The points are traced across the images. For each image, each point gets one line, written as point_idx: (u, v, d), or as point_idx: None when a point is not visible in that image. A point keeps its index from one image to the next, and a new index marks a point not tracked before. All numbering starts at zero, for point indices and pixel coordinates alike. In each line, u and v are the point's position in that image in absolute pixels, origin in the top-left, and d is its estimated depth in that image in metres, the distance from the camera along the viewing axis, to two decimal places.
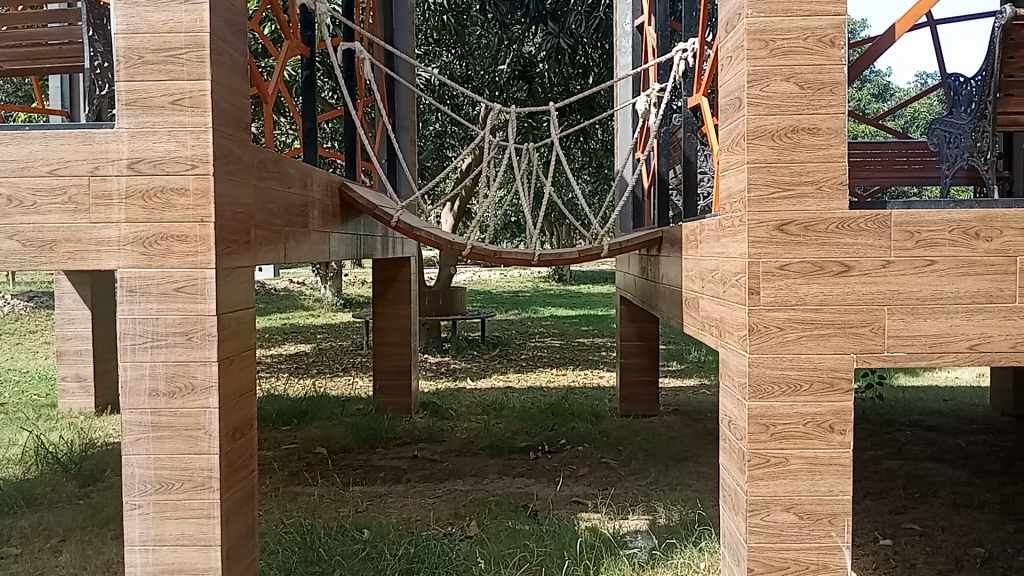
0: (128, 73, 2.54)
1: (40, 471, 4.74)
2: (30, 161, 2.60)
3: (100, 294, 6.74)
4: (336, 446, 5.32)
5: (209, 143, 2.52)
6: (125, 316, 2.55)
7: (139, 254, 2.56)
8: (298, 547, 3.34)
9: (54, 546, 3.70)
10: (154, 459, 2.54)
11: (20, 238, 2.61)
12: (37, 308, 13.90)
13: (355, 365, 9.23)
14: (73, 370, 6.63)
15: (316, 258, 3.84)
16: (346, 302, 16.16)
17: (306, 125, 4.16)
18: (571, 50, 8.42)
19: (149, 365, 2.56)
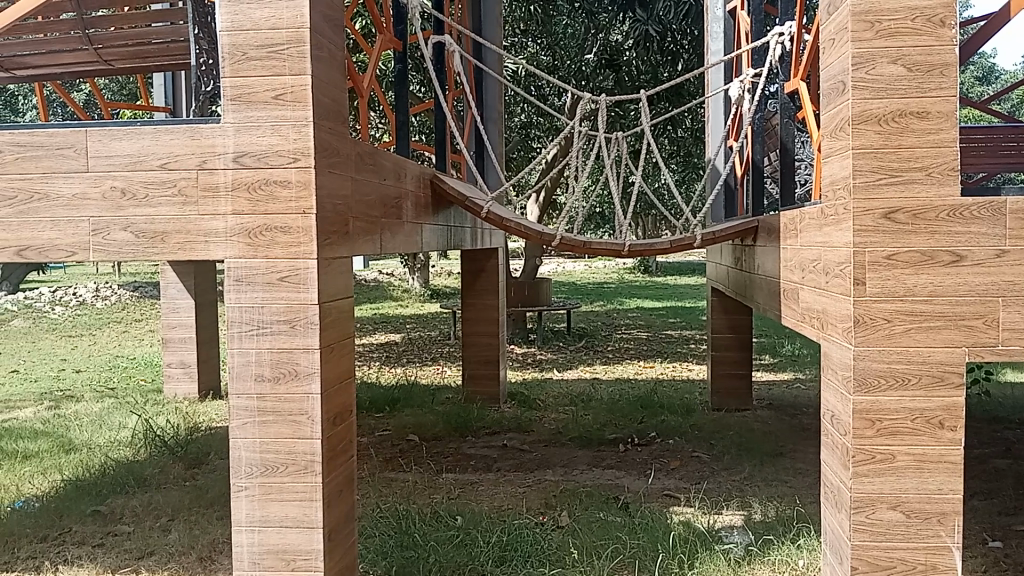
0: (233, 69, 2.62)
1: (148, 452, 4.96)
2: (142, 155, 2.71)
3: (203, 285, 6.99)
4: (428, 434, 5.40)
5: (311, 137, 2.59)
6: (232, 304, 2.65)
7: (245, 245, 2.64)
8: (394, 531, 3.41)
9: (163, 524, 3.88)
10: (259, 442, 2.63)
11: (134, 230, 2.72)
12: (142, 298, 14.54)
13: (444, 355, 9.35)
14: (177, 357, 6.93)
15: (409, 249, 3.89)
16: (434, 292, 16.38)
17: (398, 118, 4.22)
18: (660, 37, 8.29)
19: (255, 352, 2.64)
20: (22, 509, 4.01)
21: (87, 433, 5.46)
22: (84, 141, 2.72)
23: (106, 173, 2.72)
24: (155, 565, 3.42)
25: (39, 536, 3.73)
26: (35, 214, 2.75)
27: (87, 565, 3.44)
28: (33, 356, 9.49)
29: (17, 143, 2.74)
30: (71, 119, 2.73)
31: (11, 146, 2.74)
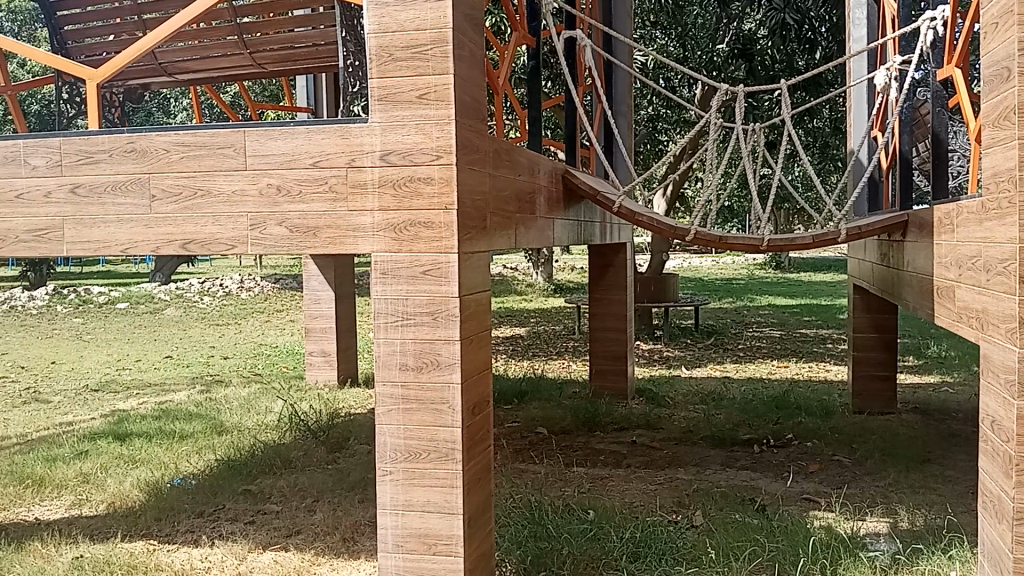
0: (380, 70, 2.72)
1: (293, 436, 5.22)
2: (295, 154, 2.85)
3: (342, 277, 7.28)
4: (557, 427, 5.44)
5: (453, 134, 2.66)
6: (379, 296, 2.76)
7: (391, 239, 2.75)
8: (528, 521, 3.46)
9: (308, 505, 4.08)
10: (403, 429, 2.75)
11: (288, 225, 2.88)
12: (282, 289, 15.25)
13: (570, 349, 9.38)
14: (319, 346, 7.25)
15: (542, 243, 3.93)
16: (557, 287, 16.45)
17: (531, 114, 4.25)
18: (798, 25, 7.80)
19: (399, 342, 2.75)
20: (181, 485, 4.32)
21: (237, 416, 5.80)
22: (243, 141, 2.89)
23: (263, 171, 2.88)
24: (303, 543, 3.60)
25: (197, 511, 4.00)
26: (199, 209, 2.95)
27: (241, 540, 3.66)
28: (186, 342, 10.14)
29: (184, 143, 2.94)
30: (231, 121, 2.90)
31: (178, 146, 2.95)
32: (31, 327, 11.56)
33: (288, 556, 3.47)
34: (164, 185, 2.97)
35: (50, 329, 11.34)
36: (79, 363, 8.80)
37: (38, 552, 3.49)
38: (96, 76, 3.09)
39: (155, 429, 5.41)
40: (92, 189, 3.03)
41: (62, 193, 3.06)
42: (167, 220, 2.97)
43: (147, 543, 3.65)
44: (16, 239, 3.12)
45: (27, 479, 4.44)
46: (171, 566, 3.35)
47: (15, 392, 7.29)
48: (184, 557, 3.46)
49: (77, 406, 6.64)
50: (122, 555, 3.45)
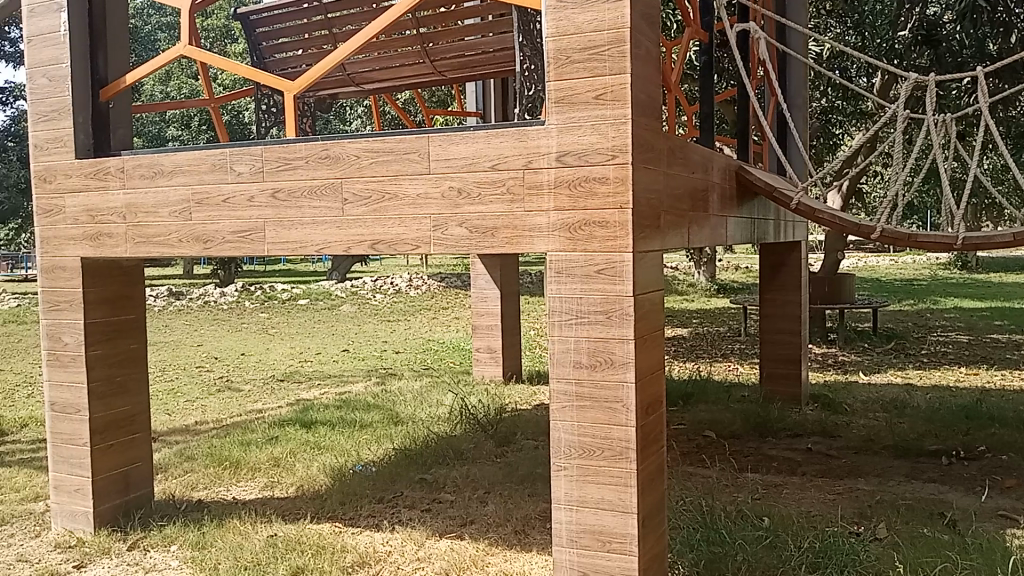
0: (557, 72, 2.78)
1: (464, 429, 5.39)
2: (475, 157, 2.95)
3: (508, 276, 7.43)
4: (726, 431, 5.33)
5: (629, 133, 2.67)
6: (553, 295, 2.82)
7: (566, 239, 2.80)
8: (700, 525, 3.43)
9: (480, 496, 4.21)
10: (577, 426, 2.80)
11: (468, 225, 2.98)
12: (448, 287, 15.75)
13: (737, 351, 9.14)
14: (485, 342, 7.45)
15: (716, 242, 3.87)
16: (720, 287, 16.06)
17: (704, 111, 4.18)
18: (990, 9, 6.95)
19: (574, 340, 2.80)
20: (362, 472, 4.57)
21: (411, 408, 6.05)
22: (427, 146, 3.02)
23: (445, 174, 3.00)
24: (478, 533, 3.73)
25: (377, 497, 4.21)
26: (385, 211, 3.11)
27: (418, 527, 3.83)
28: (360, 337, 10.68)
29: (372, 149, 3.12)
30: (415, 126, 3.04)
31: (367, 152, 3.13)
32: (224, 321, 12.53)
33: (463, 544, 3.59)
34: (354, 189, 3.16)
35: (240, 323, 12.26)
36: (266, 355, 9.47)
37: (238, 529, 3.79)
38: (292, 88, 3.31)
39: (337, 419, 5.74)
40: (290, 194, 3.27)
41: (264, 197, 3.32)
42: (357, 221, 3.16)
43: (332, 525, 3.88)
44: (225, 240, 3.41)
45: (225, 461, 4.83)
46: (356, 548, 3.55)
47: (212, 380, 7.94)
48: (368, 541, 3.66)
49: (265, 395, 7.15)
50: (312, 535, 3.69)
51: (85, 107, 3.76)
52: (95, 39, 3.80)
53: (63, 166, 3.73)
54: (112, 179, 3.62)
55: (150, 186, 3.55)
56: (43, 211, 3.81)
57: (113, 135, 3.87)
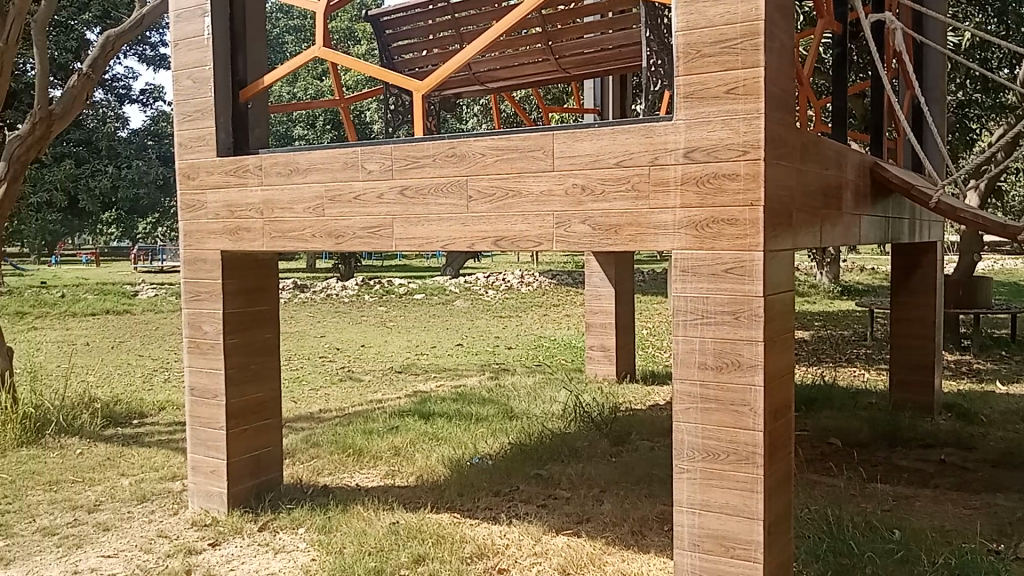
0: (687, 67, 2.73)
1: (578, 427, 5.37)
2: (600, 154, 2.94)
3: (624, 274, 7.37)
4: (851, 439, 5.13)
5: (761, 128, 2.60)
6: (678, 294, 2.77)
7: (693, 237, 2.74)
8: (826, 536, 3.30)
9: (596, 494, 4.19)
10: (702, 428, 2.75)
11: (592, 223, 2.96)
12: (560, 285, 15.77)
13: (862, 356, 8.77)
14: (599, 341, 7.40)
15: (849, 241, 3.71)
16: (843, 288, 15.47)
17: (837, 104, 4.01)
18: None
19: (699, 340, 2.75)
20: (479, 465, 4.62)
21: (525, 403, 6.08)
22: (551, 143, 3.03)
23: (569, 171, 3.00)
24: (595, 531, 3.71)
25: (493, 490, 4.26)
26: (509, 209, 3.14)
27: (535, 521, 3.84)
28: (474, 332, 10.82)
29: (497, 146, 3.15)
30: (541, 124, 3.05)
31: (493, 149, 3.16)
32: (344, 313, 12.94)
33: (580, 542, 3.59)
34: (479, 186, 3.19)
35: (359, 315, 12.64)
36: (384, 347, 9.72)
37: (361, 515, 3.90)
38: (421, 87, 3.37)
39: (454, 412, 5.83)
40: (417, 191, 3.34)
41: (392, 194, 3.41)
42: (482, 218, 3.19)
43: (451, 515, 3.94)
44: (354, 235, 3.52)
45: (348, 449, 4.99)
46: (474, 540, 3.60)
47: (334, 370, 8.21)
48: (486, 533, 3.71)
49: (384, 385, 7.35)
50: (432, 525, 3.76)
51: (226, 107, 3.94)
52: (236, 42, 3.97)
53: (205, 164, 3.94)
54: (251, 177, 3.79)
55: (285, 183, 3.69)
56: (186, 207, 4.02)
57: (251, 134, 4.04)
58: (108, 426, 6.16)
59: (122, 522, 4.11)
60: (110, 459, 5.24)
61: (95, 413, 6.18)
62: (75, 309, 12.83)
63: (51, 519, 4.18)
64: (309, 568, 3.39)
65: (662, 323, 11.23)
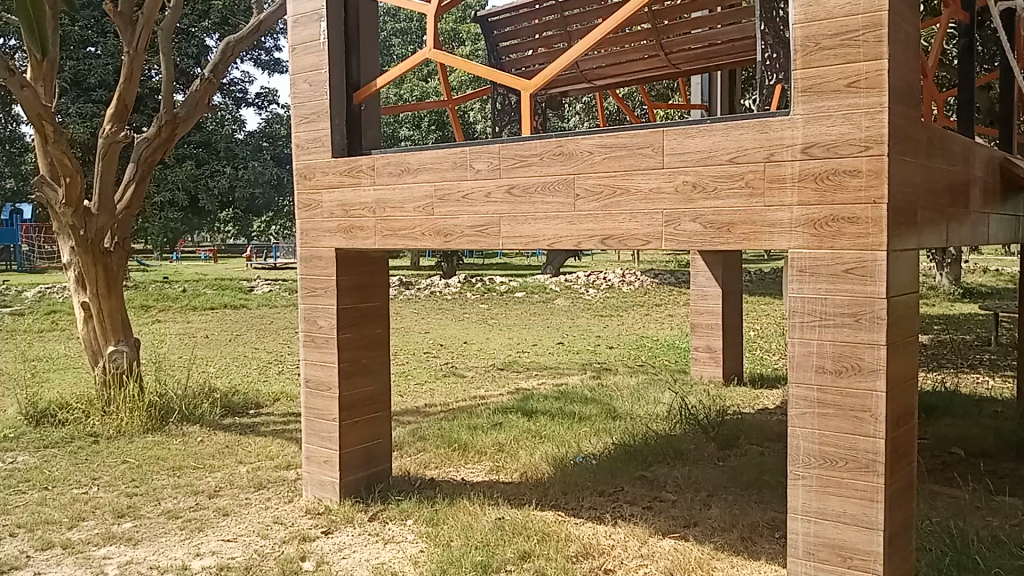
0: (804, 60, 2.65)
1: (684, 429, 5.29)
2: (712, 151, 2.88)
3: (731, 273, 7.21)
4: (976, 449, 4.87)
5: (884, 123, 2.49)
6: (794, 295, 2.70)
7: (811, 236, 2.66)
8: (949, 550, 3.15)
9: (703, 498, 4.11)
10: (818, 433, 2.66)
11: (703, 221, 2.91)
12: (662, 284, 15.57)
13: (986, 362, 8.32)
14: (705, 342, 7.27)
15: (976, 241, 3.52)
16: (964, 290, 14.70)
17: (965, 98, 3.81)
18: None
19: (817, 343, 2.66)
20: (583, 464, 4.61)
21: (629, 404, 6.03)
22: (662, 140, 2.99)
23: (681, 168, 2.95)
24: (702, 536, 3.65)
25: (598, 490, 4.24)
26: (617, 207, 3.11)
27: (641, 523, 3.81)
28: (576, 331, 10.80)
29: (606, 144, 3.12)
30: (651, 121, 3.01)
31: (601, 148, 3.14)
32: (447, 310, 13.14)
33: (687, 546, 3.53)
34: (587, 185, 3.18)
35: (462, 313, 12.81)
36: (486, 344, 9.82)
37: (467, 510, 3.95)
38: (529, 87, 3.38)
39: (557, 410, 5.84)
40: (525, 190, 3.36)
41: (500, 193, 3.43)
42: (590, 216, 3.18)
43: (556, 513, 3.95)
44: (462, 234, 3.56)
45: (454, 444, 5.06)
46: (579, 539, 3.59)
47: (438, 365, 8.35)
48: (591, 532, 3.69)
49: (487, 382, 7.42)
50: (537, 522, 3.77)
51: (341, 110, 4.05)
52: (350, 46, 4.09)
53: (321, 164, 4.06)
54: (364, 177, 3.89)
55: (396, 183, 3.77)
56: (302, 206, 4.16)
57: (364, 135, 4.15)
58: (226, 415, 6.45)
59: (240, 508, 4.28)
60: (228, 447, 5.47)
61: (214, 403, 6.48)
62: (195, 303, 13.46)
63: (175, 503, 4.40)
64: (418, 559, 3.45)
65: (769, 325, 10.93)
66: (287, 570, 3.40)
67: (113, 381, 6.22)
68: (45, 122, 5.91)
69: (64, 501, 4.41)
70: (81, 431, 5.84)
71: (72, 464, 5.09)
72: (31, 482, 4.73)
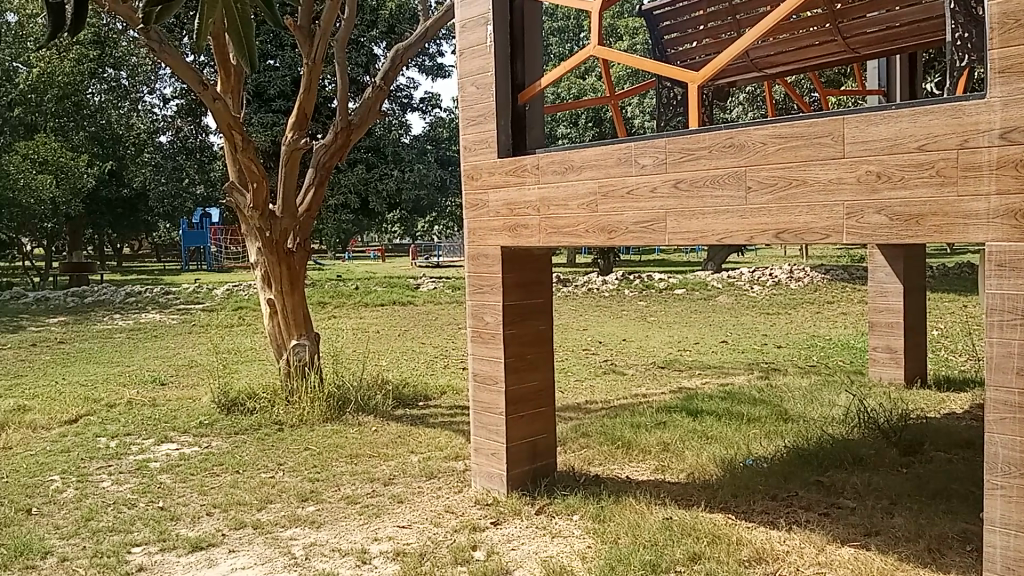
0: (1003, 39, 2.45)
1: (862, 433, 5.03)
2: (898, 138, 2.72)
3: (913, 269, 6.77)
4: None
5: None
6: (992, 291, 2.50)
7: (1011, 227, 2.46)
8: None
9: (885, 507, 3.90)
10: (1019, 440, 2.46)
11: (888, 213, 2.76)
12: (833, 281, 14.85)
13: None
14: (885, 341, 6.89)
15: None
16: None
17: None
18: None
19: (1018, 343, 2.46)
20: (754, 466, 4.48)
21: (801, 405, 5.81)
22: (841, 129, 2.85)
23: (863, 158, 2.81)
24: (885, 545, 3.46)
25: (770, 494, 4.10)
26: (793, 200, 3.00)
27: (817, 530, 3.66)
28: (741, 329, 10.50)
29: (781, 135, 3.02)
30: (830, 109, 2.88)
31: (775, 138, 3.03)
32: (606, 307, 13.11)
33: (869, 555, 3.36)
34: (759, 177, 3.09)
35: (622, 310, 12.75)
36: (647, 342, 9.73)
37: (633, 508, 3.93)
38: (697, 79, 3.31)
39: (723, 410, 5.70)
40: (693, 184, 3.30)
41: (667, 188, 3.38)
42: (763, 210, 3.09)
43: (725, 516, 3.86)
44: (628, 230, 3.54)
45: (617, 441, 5.05)
46: (752, 543, 3.49)
47: (599, 362, 8.35)
48: (764, 537, 3.58)
49: (650, 380, 7.35)
50: (706, 524, 3.71)
51: (507, 111, 4.13)
52: (516, 48, 4.15)
53: (489, 165, 4.16)
54: (529, 175, 3.95)
55: (561, 180, 3.80)
56: (471, 205, 4.27)
57: (529, 135, 4.22)
58: (398, 407, 6.73)
59: (413, 496, 4.46)
60: (401, 437, 5.71)
61: (386, 395, 6.78)
62: (367, 300, 14.12)
63: (353, 489, 4.64)
64: (586, 555, 3.47)
65: (955, 324, 10.20)
66: (458, 558, 3.50)
67: (295, 374, 6.62)
68: (235, 132, 6.38)
69: (253, 484, 4.74)
70: (268, 419, 6.28)
71: (260, 450, 5.48)
72: (224, 465, 5.13)
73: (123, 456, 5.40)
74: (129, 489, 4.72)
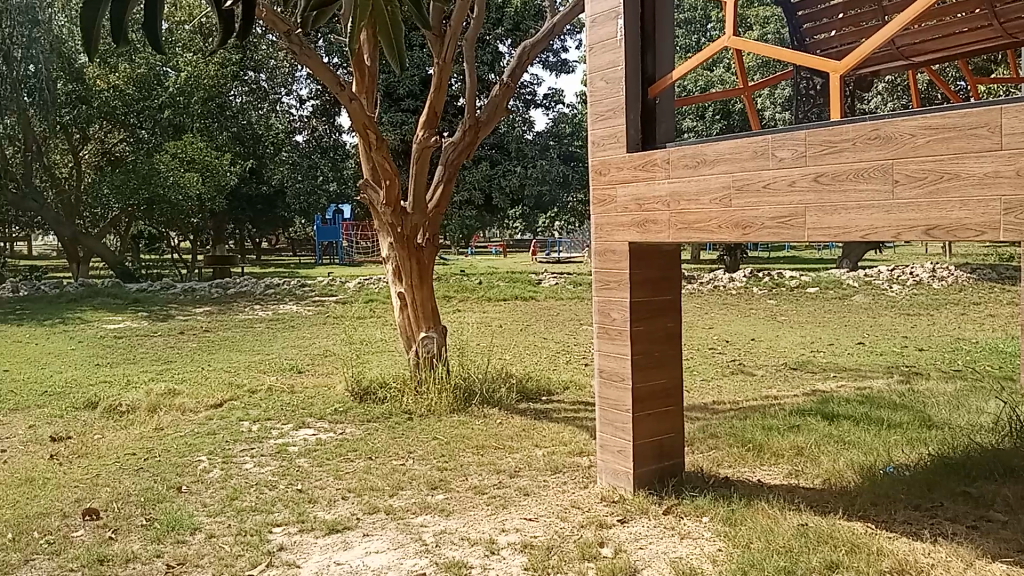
0: None
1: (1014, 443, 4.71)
2: None
3: None
4: None
5: None
6: None
7: None
8: None
9: None
10: None
11: None
12: (981, 280, 13.97)
13: None
14: None
15: None
16: None
17: None
18: None
19: None
20: (894, 474, 4.28)
21: (946, 412, 5.50)
22: (999, 118, 2.68)
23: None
24: None
25: (914, 503, 3.90)
26: (945, 194, 2.84)
27: (967, 544, 3.45)
28: (878, 330, 10.02)
29: (930, 125, 2.86)
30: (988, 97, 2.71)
31: (925, 129, 2.88)
32: (733, 305, 12.79)
33: None
34: (907, 170, 2.93)
35: (750, 308, 12.41)
36: (777, 342, 9.44)
37: (765, 513, 3.83)
38: (839, 68, 3.15)
39: (861, 414, 5.47)
40: (834, 178, 3.17)
41: (806, 181, 3.27)
42: (911, 205, 2.94)
43: (865, 525, 3.70)
44: (763, 225, 3.43)
45: (748, 444, 4.93)
46: (893, 554, 3.33)
47: (727, 362, 8.16)
48: (908, 548, 3.41)
49: (781, 381, 7.13)
50: (845, 532, 3.57)
51: (637, 105, 4.09)
52: (646, 42, 4.09)
53: (618, 160, 4.13)
54: (659, 170, 3.89)
55: (693, 175, 3.72)
56: (599, 200, 4.25)
57: (658, 129, 4.16)
58: (522, 400, 6.79)
59: (539, 489, 4.49)
60: (526, 431, 5.76)
61: (510, 388, 6.85)
62: (490, 295, 14.29)
63: (480, 480, 4.72)
64: (717, 558, 3.40)
65: None
66: (586, 554, 3.50)
67: (424, 364, 6.77)
68: (369, 131, 6.59)
69: (385, 471, 4.90)
70: (398, 408, 6.46)
71: (391, 438, 5.64)
72: (357, 452, 5.32)
73: (264, 440, 5.67)
74: (271, 472, 4.96)
